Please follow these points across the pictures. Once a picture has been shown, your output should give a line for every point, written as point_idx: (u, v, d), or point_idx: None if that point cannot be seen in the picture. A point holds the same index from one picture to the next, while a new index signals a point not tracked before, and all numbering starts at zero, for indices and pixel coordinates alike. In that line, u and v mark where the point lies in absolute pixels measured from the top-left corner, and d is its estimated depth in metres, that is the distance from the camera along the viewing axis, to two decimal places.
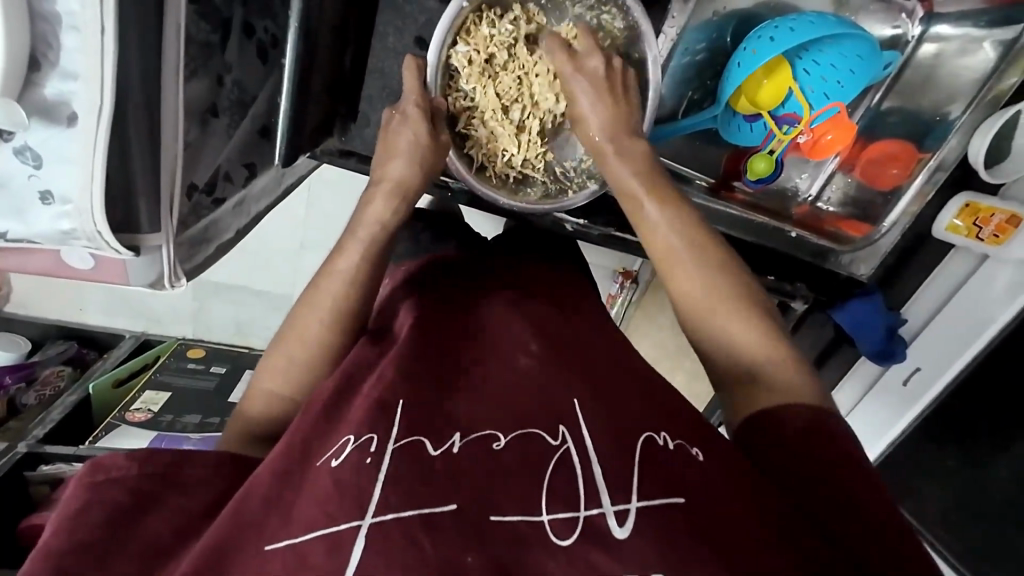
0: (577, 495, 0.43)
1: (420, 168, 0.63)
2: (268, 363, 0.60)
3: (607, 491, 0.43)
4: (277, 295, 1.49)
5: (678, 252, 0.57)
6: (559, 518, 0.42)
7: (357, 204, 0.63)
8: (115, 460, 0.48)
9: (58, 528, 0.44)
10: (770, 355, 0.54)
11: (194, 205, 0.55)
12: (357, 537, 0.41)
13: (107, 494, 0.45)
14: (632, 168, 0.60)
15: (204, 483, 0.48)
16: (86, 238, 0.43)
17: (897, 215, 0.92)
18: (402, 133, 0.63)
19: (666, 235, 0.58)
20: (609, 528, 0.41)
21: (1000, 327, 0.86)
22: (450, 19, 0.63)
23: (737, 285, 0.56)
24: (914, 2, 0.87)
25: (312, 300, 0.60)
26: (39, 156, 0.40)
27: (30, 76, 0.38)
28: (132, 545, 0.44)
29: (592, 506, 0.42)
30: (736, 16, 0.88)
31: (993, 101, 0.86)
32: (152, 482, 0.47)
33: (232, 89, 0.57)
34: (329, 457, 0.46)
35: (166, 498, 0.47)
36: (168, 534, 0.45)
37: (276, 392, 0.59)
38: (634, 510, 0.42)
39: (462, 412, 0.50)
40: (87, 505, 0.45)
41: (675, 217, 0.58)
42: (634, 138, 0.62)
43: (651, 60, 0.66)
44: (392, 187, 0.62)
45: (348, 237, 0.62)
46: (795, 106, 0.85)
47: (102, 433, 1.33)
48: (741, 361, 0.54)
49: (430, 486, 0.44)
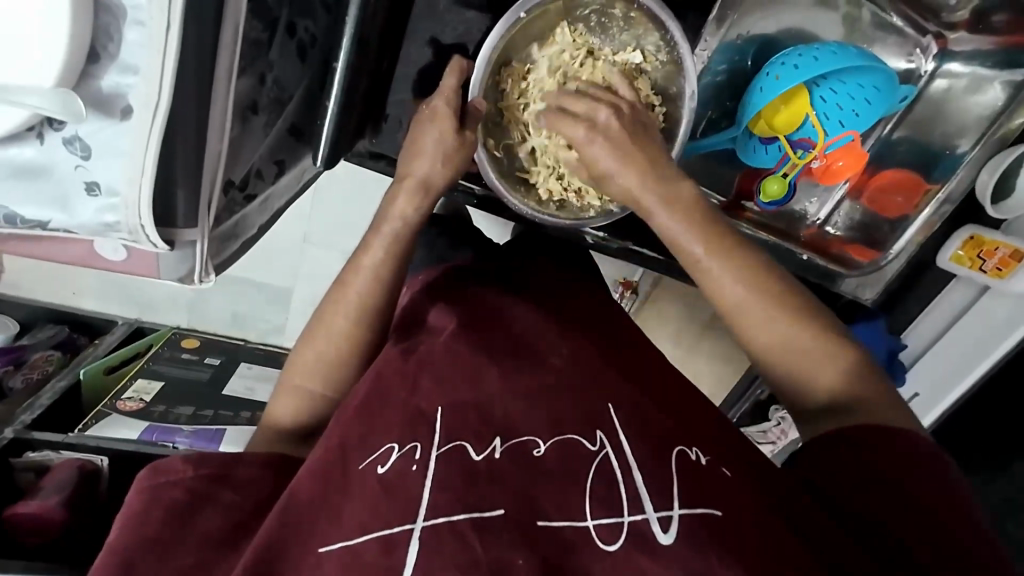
0: (619, 501, 0.46)
1: (443, 167, 0.63)
2: (296, 360, 0.62)
3: (650, 497, 0.46)
4: (277, 289, 1.48)
5: (743, 304, 0.56)
6: (604, 523, 0.45)
7: (381, 201, 0.64)
8: (172, 464, 0.52)
9: (125, 527, 0.49)
10: (846, 388, 0.55)
11: (229, 202, 0.55)
12: (412, 539, 0.44)
13: (167, 494, 0.50)
14: (678, 218, 0.57)
15: (255, 483, 0.53)
16: (127, 231, 0.43)
17: (905, 242, 0.94)
18: (429, 129, 0.63)
19: (732, 291, 0.57)
20: (655, 534, 0.44)
21: (1003, 354, 0.89)
22: (503, 30, 0.66)
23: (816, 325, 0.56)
24: (929, 39, 0.91)
25: (339, 293, 0.62)
26: (87, 147, 0.41)
27: (88, 67, 0.39)
28: (191, 539, 0.48)
29: (636, 513, 0.45)
30: (759, 40, 0.90)
31: (1002, 139, 0.88)
32: (206, 482, 0.52)
33: (272, 87, 0.57)
34: (374, 463, 0.50)
35: (219, 499, 0.51)
36: (221, 531, 0.49)
37: (304, 387, 0.61)
38: (677, 516, 0.45)
39: (500, 417, 0.52)
40: (148, 505, 0.50)
41: (726, 258, 0.56)
42: (676, 184, 0.58)
43: (690, 92, 0.69)
44: (414, 182, 0.62)
45: (371, 232, 0.63)
46: (810, 132, 0.87)
47: (93, 423, 1.28)
48: (820, 398, 0.56)
49: (471, 488, 0.47)
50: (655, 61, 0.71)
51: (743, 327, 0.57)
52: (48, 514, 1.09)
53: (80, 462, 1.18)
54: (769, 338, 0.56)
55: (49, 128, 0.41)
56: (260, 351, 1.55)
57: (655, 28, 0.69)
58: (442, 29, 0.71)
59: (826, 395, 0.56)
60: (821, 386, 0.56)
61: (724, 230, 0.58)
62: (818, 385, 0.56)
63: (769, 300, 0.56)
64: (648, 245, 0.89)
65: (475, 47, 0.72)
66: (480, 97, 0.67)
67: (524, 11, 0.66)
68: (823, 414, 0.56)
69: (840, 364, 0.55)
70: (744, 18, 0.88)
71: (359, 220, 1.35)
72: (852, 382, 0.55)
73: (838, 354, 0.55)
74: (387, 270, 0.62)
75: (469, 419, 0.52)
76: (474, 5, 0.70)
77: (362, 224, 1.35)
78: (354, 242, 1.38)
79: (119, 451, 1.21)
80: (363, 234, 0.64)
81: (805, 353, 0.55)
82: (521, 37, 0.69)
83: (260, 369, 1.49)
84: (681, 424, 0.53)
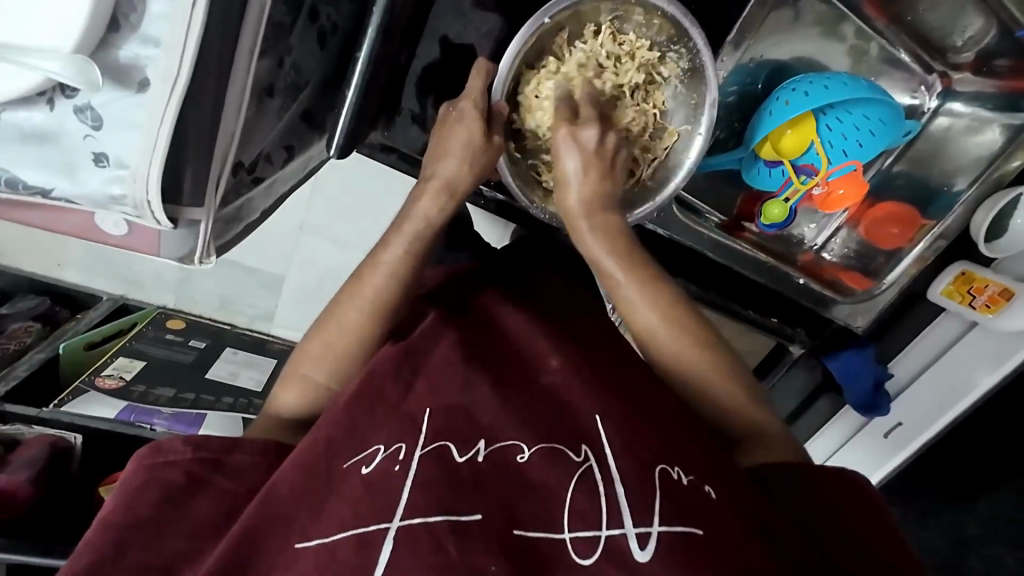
0: (598, 513, 0.46)
1: (467, 168, 0.64)
2: (305, 348, 0.61)
3: (630, 513, 0.45)
4: (270, 276, 1.45)
5: (664, 341, 0.59)
6: (581, 536, 0.45)
7: (408, 197, 0.64)
8: (171, 444, 0.51)
9: (116, 502, 0.48)
10: (750, 418, 0.58)
11: (235, 183, 0.54)
12: (386, 539, 0.44)
13: (164, 475, 0.49)
14: (612, 253, 0.60)
15: (253, 468, 0.53)
16: (132, 206, 0.42)
17: (898, 274, 0.97)
18: (456, 126, 0.64)
19: (654, 322, 0.59)
20: (631, 550, 0.44)
21: (984, 390, 0.92)
22: (527, 33, 0.66)
23: (719, 355, 0.59)
24: (934, 77, 0.93)
25: (350, 287, 0.61)
26: (99, 117, 0.40)
27: (107, 34, 0.39)
28: (183, 522, 0.48)
29: (615, 527, 0.45)
30: (770, 66, 0.91)
31: (996, 180, 0.91)
32: (204, 466, 0.51)
33: (289, 71, 0.56)
34: (358, 464, 0.50)
35: (216, 483, 0.51)
36: (215, 515, 0.49)
37: (309, 377, 0.61)
38: (655, 534, 0.44)
39: (484, 421, 0.53)
40: (145, 484, 0.49)
41: (651, 293, 0.59)
42: (608, 214, 0.62)
43: (709, 103, 0.71)
44: (440, 183, 0.64)
45: (392, 229, 0.63)
46: (814, 159, 0.88)
47: (69, 398, 1.25)
48: (727, 428, 0.59)
49: (457, 494, 0.47)
50: (677, 68, 0.72)
51: (659, 357, 0.60)
52: (14, 491, 1.06)
53: (53, 437, 1.15)
54: (689, 371, 0.59)
55: (61, 94, 0.40)
56: (248, 336, 1.51)
57: (680, 38, 0.70)
58: (464, 29, 0.71)
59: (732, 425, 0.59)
60: (726, 418, 0.59)
61: (651, 265, 0.61)
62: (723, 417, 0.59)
63: (681, 330, 0.59)
64: None
65: (493, 48, 0.72)
66: (503, 102, 0.68)
67: (548, 16, 0.66)
68: (733, 441, 0.59)
69: (744, 398, 0.58)
70: (761, 43, 0.89)
71: (358, 211, 1.34)
72: (751, 416, 0.58)
73: (741, 388, 0.58)
74: (400, 264, 0.61)
75: (460, 424, 0.53)
76: (497, 8, 0.70)
77: (361, 214, 1.34)
78: (351, 235, 1.37)
79: (92, 429, 1.19)
80: (382, 232, 0.64)
81: (718, 386, 0.58)
82: (544, 41, 0.69)
83: (246, 356, 1.46)
84: (668, 440, 0.51)
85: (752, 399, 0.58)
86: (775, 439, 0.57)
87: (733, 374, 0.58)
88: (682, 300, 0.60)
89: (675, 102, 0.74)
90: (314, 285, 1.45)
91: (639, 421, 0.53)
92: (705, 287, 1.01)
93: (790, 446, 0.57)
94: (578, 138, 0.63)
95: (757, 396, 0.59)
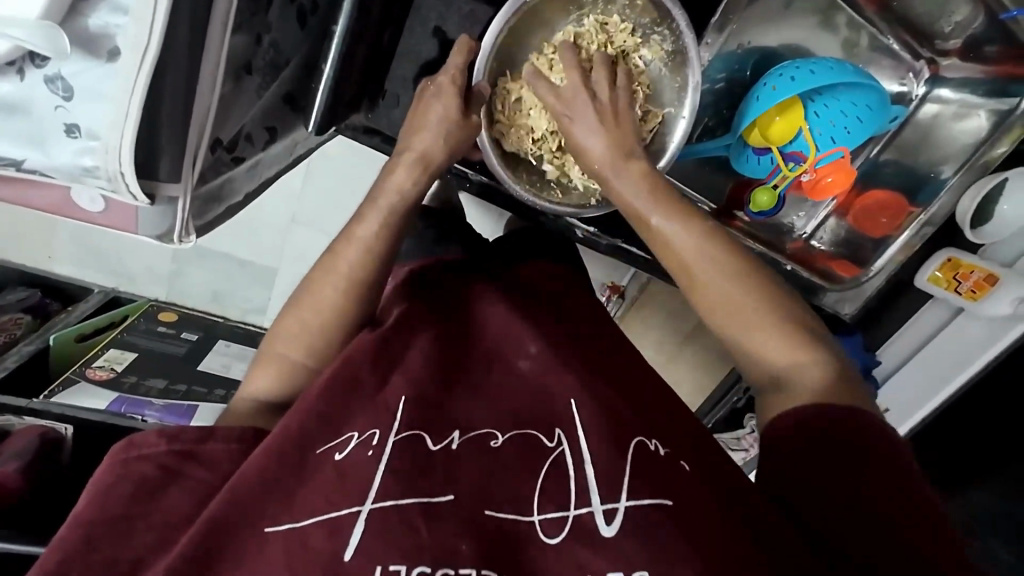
0: (567, 495, 0.46)
1: (442, 139, 0.64)
2: (279, 328, 0.61)
3: (598, 489, 0.46)
4: (262, 268, 1.45)
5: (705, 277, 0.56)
6: (551, 517, 0.45)
7: (379, 171, 0.64)
8: (144, 438, 0.51)
9: (89, 500, 0.48)
10: (794, 360, 0.53)
11: (215, 161, 0.54)
12: (357, 522, 0.44)
13: (137, 469, 0.50)
14: (640, 188, 0.59)
15: (226, 459, 0.52)
16: (105, 178, 0.41)
17: (885, 261, 0.96)
18: (433, 107, 0.64)
19: (687, 255, 0.57)
20: (597, 526, 0.44)
21: (971, 372, 0.91)
22: (511, 11, 0.67)
23: (764, 288, 0.56)
24: (922, 63, 0.94)
25: (329, 265, 0.61)
26: (70, 87, 0.39)
27: (76, 4, 0.38)
28: (154, 516, 0.48)
29: (582, 506, 0.45)
30: (759, 52, 0.91)
31: (983, 167, 0.89)
32: (177, 458, 0.51)
33: (268, 49, 0.56)
34: (332, 450, 0.50)
35: (188, 474, 0.50)
36: (189, 505, 0.49)
37: (289, 358, 0.60)
38: (623, 509, 0.44)
39: (460, 404, 0.53)
40: (116, 480, 0.49)
41: (673, 212, 0.58)
42: (631, 160, 0.60)
43: (693, 85, 0.70)
44: (413, 156, 0.63)
45: (365, 203, 0.63)
46: (802, 145, 0.88)
47: (59, 388, 1.25)
48: (778, 376, 0.54)
49: (428, 479, 0.47)
50: (661, 51, 0.72)
51: (684, 275, 0.58)
52: (5, 481, 1.06)
53: (42, 429, 1.14)
54: (717, 295, 0.56)
55: (31, 64, 0.39)
56: (242, 329, 1.51)
57: (662, 19, 0.70)
58: (446, 12, 0.71)
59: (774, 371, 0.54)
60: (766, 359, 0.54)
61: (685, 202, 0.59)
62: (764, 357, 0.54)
63: (715, 254, 0.56)
64: (638, 243, 0.89)
65: (477, 30, 0.72)
66: (485, 81, 0.69)
67: None
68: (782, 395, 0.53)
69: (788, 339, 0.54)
70: (746, 31, 0.90)
71: (351, 203, 1.33)
72: (804, 360, 0.53)
73: (781, 325, 0.55)
74: (382, 247, 0.61)
75: (435, 415, 0.52)
76: None
77: (354, 205, 1.33)
78: (344, 226, 1.37)
79: (83, 420, 1.17)
80: (359, 206, 0.64)
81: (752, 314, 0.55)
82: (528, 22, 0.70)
83: (239, 348, 1.45)
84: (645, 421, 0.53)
85: (802, 341, 0.54)
86: (835, 388, 0.51)
87: (778, 312, 0.55)
88: (718, 234, 0.58)
89: (659, 84, 0.73)
90: (307, 276, 1.45)
91: (617, 409, 0.53)
92: None
93: (855, 397, 0.50)
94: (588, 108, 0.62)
95: (810, 337, 0.54)
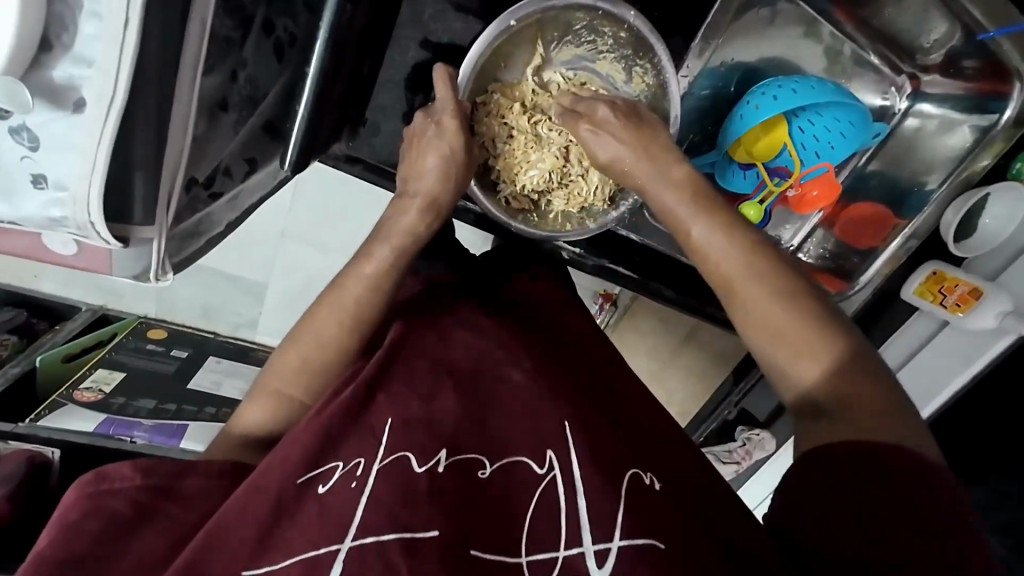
0: (555, 532, 0.47)
1: (448, 177, 0.64)
2: (277, 362, 0.60)
3: (589, 529, 0.47)
4: (249, 283, 1.43)
5: (745, 275, 0.54)
6: (537, 558, 0.46)
7: (390, 210, 0.64)
8: (118, 471, 0.50)
9: (52, 537, 0.47)
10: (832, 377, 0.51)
11: (191, 199, 0.53)
12: (336, 560, 0.43)
13: (107, 504, 0.48)
14: (629, 143, 0.61)
15: (205, 494, 0.52)
16: (75, 227, 0.42)
17: (872, 274, 0.96)
18: (433, 140, 0.64)
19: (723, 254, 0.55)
20: (587, 567, 0.45)
21: (953, 391, 0.94)
22: (494, 33, 0.66)
23: (705, 195, 0.58)
24: (904, 79, 0.94)
25: (325, 301, 0.61)
26: (36, 138, 0.40)
27: (40, 55, 0.39)
28: (129, 560, 0.47)
29: (572, 547, 0.46)
30: (741, 68, 0.91)
31: (965, 181, 0.89)
32: (152, 494, 0.49)
33: (244, 85, 0.56)
34: (313, 481, 0.48)
35: (166, 512, 0.50)
36: (162, 547, 0.48)
37: (284, 393, 0.60)
38: (615, 549, 0.45)
39: (448, 429, 0.52)
40: (86, 515, 0.47)
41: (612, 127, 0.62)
42: (632, 125, 0.62)
43: (673, 119, 0.71)
44: (421, 200, 0.63)
45: (371, 240, 0.63)
46: (787, 161, 0.89)
47: (46, 411, 1.23)
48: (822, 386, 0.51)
49: (414, 508, 0.46)
50: (644, 82, 0.74)
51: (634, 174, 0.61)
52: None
53: (30, 452, 1.09)
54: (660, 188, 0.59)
55: None
56: (231, 343, 1.49)
57: (644, 53, 0.71)
58: (427, 35, 0.71)
59: (719, 269, 0.56)
60: (707, 254, 0.56)
61: (711, 194, 0.58)
62: (706, 253, 0.56)
63: (651, 152, 0.61)
64: (625, 262, 0.89)
65: (459, 56, 0.72)
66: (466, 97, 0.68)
67: (514, 20, 0.67)
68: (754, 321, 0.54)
69: (740, 246, 0.55)
70: (730, 46, 0.89)
71: (339, 216, 1.33)
72: (860, 376, 0.50)
73: (728, 228, 0.56)
74: (368, 274, 0.61)
75: (421, 434, 0.51)
76: (459, 13, 0.70)
77: (340, 218, 1.32)
78: (332, 239, 1.35)
79: (70, 443, 1.14)
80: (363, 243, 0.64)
81: (698, 212, 0.57)
82: (512, 41, 0.70)
83: (229, 364, 1.43)
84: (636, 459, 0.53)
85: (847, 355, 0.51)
86: (874, 403, 0.49)
87: (718, 213, 0.57)
88: (754, 233, 0.56)
89: None
90: (298, 290, 1.44)
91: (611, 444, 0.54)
92: (682, 292, 0.91)
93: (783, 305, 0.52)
94: (597, 129, 0.63)
95: (868, 360, 0.52)
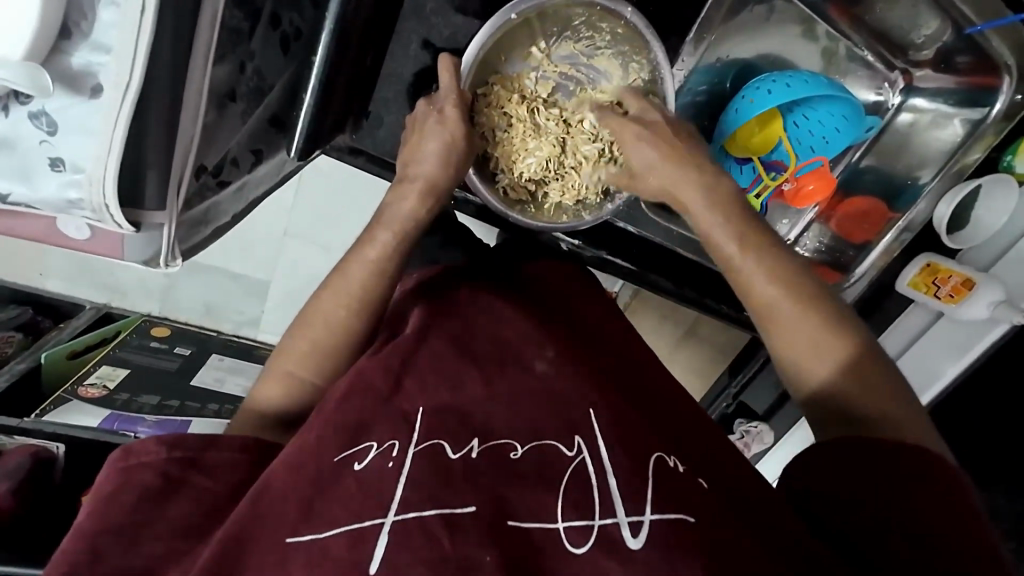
0: (591, 504, 0.46)
1: (450, 166, 0.66)
2: (290, 344, 0.62)
3: (621, 501, 0.46)
4: (251, 281, 1.45)
5: (768, 276, 0.58)
6: (575, 526, 0.45)
7: (389, 195, 0.66)
8: (142, 447, 0.52)
9: (91, 510, 0.49)
10: (839, 372, 0.55)
11: (200, 187, 0.55)
12: (380, 534, 0.44)
13: (138, 478, 0.50)
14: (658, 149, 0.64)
15: (232, 467, 0.53)
16: (90, 209, 0.43)
17: (866, 266, 0.98)
18: (435, 129, 0.65)
19: (732, 244, 0.60)
20: (623, 538, 0.44)
21: (947, 381, 0.94)
22: (496, 25, 0.68)
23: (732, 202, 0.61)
24: (897, 74, 0.96)
25: (333, 288, 0.62)
26: (53, 122, 0.41)
27: (59, 42, 0.41)
28: (161, 526, 0.48)
29: (607, 516, 0.45)
30: (736, 66, 0.93)
31: (957, 173, 0.91)
32: (182, 467, 0.51)
33: (252, 76, 0.58)
34: (351, 459, 0.50)
35: (194, 484, 0.51)
36: (196, 515, 0.50)
37: (297, 374, 0.61)
38: (648, 521, 0.45)
39: (480, 418, 0.54)
40: (118, 488, 0.50)
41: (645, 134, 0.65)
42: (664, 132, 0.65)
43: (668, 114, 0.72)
44: (423, 186, 0.65)
45: (374, 227, 0.65)
46: (783, 156, 0.91)
47: (50, 407, 1.24)
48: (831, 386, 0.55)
49: (451, 486, 0.47)
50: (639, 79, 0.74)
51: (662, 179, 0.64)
52: None
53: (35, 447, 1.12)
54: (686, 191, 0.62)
55: (16, 102, 0.42)
56: (235, 341, 1.50)
57: (640, 49, 0.73)
58: (428, 31, 0.73)
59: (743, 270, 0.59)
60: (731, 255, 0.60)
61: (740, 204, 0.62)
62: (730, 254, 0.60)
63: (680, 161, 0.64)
64: (623, 255, 0.90)
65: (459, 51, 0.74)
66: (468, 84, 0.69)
67: (514, 13, 0.69)
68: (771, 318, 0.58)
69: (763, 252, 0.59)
70: (726, 42, 0.91)
71: (340, 215, 1.34)
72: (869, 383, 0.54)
73: (754, 235, 0.60)
74: (375, 261, 0.63)
75: (454, 422, 0.53)
76: (459, 10, 0.72)
77: (341, 217, 1.34)
78: (333, 237, 1.37)
79: (76, 438, 1.14)
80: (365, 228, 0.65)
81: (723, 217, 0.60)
82: (512, 34, 0.72)
83: (233, 362, 1.45)
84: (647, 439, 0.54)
85: (850, 335, 0.56)
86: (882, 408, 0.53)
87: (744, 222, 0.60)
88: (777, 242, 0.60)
89: None
90: (300, 289, 1.45)
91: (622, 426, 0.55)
92: (680, 284, 0.93)
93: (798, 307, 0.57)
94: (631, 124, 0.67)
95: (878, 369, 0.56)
